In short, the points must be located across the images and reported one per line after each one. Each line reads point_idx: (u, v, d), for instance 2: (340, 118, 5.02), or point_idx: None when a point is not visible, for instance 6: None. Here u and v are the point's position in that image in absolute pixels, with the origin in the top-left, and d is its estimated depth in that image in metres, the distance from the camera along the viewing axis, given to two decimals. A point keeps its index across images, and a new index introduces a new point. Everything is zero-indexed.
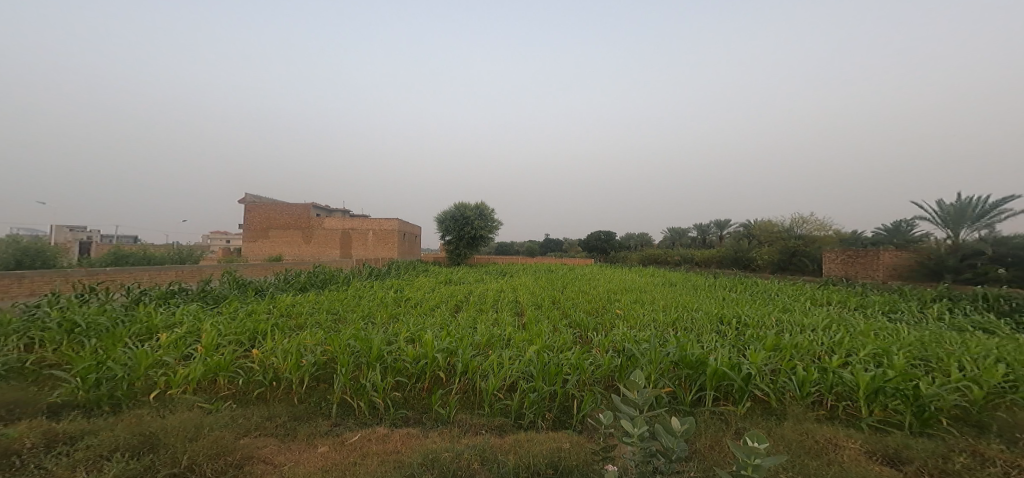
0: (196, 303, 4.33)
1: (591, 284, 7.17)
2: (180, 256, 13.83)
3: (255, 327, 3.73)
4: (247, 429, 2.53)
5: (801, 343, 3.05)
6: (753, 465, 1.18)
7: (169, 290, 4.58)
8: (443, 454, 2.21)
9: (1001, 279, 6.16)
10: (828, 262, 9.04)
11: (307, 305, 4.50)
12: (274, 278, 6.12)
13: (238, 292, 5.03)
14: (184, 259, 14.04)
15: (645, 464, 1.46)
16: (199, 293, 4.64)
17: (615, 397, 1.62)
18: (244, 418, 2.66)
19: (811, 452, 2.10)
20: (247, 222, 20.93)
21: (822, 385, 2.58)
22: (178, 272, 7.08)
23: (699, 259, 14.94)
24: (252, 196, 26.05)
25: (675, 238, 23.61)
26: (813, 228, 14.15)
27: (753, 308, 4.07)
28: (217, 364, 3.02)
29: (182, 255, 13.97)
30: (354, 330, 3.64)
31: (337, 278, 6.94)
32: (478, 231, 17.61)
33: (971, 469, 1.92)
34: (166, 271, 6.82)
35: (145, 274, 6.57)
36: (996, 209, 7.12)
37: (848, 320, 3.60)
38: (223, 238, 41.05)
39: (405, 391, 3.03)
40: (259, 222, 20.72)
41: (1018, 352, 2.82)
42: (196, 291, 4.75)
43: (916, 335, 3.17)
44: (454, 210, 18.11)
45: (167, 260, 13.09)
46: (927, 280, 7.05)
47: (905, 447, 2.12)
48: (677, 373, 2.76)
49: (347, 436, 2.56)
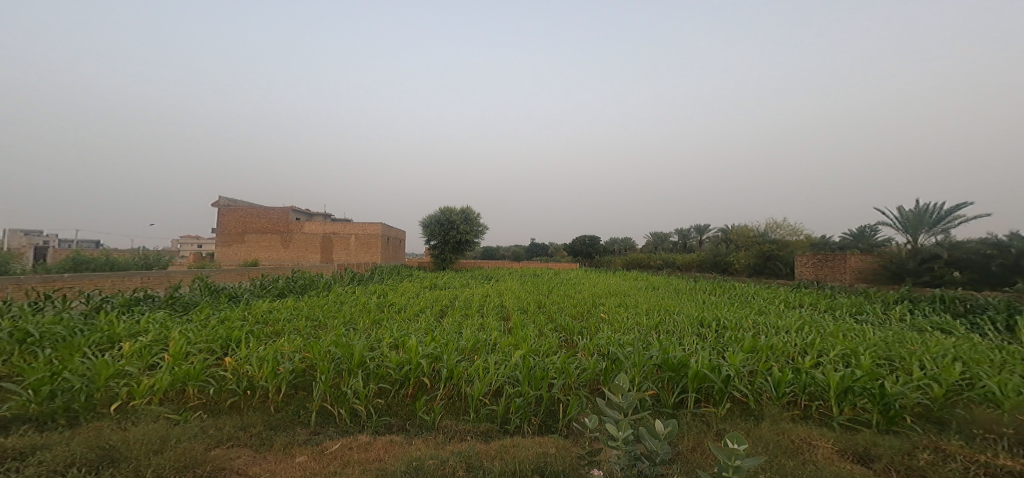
0: (164, 310, 4.08)
1: (576, 288, 7.24)
2: (146, 263, 13.08)
3: (228, 334, 3.55)
4: (219, 439, 2.45)
5: (777, 344, 3.16)
6: (733, 466, 1.28)
7: (133, 298, 4.29)
8: (427, 462, 2.21)
9: (957, 282, 6.56)
10: (799, 266, 9.44)
11: (284, 311, 4.31)
12: (249, 283, 5.85)
13: (210, 299, 4.77)
14: (151, 263, 13.28)
15: (630, 467, 1.57)
16: (166, 300, 4.39)
17: (601, 401, 1.75)
18: (215, 429, 2.57)
19: (787, 451, 2.22)
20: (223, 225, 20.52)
21: (796, 385, 2.69)
22: (144, 279, 6.67)
23: (679, 263, 15.27)
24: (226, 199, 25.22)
25: (658, 243, 24.10)
26: (787, 233, 14.75)
27: (732, 311, 4.19)
28: (186, 373, 2.90)
29: (148, 261, 13.16)
30: (335, 336, 3.52)
31: (316, 283, 6.73)
32: (465, 237, 17.43)
33: (934, 465, 2.06)
34: (130, 278, 6.41)
35: (106, 281, 6.15)
36: (951, 215, 7.58)
37: (818, 321, 3.76)
38: (193, 242, 38.86)
39: (389, 397, 2.99)
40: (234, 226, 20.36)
41: (972, 351, 3.02)
42: (164, 298, 4.48)
43: (881, 335, 3.35)
44: (440, 214, 17.90)
45: (131, 265, 12.38)
46: (890, 282, 7.45)
47: (872, 445, 2.27)
48: (659, 375, 2.82)
49: (327, 444, 2.51)
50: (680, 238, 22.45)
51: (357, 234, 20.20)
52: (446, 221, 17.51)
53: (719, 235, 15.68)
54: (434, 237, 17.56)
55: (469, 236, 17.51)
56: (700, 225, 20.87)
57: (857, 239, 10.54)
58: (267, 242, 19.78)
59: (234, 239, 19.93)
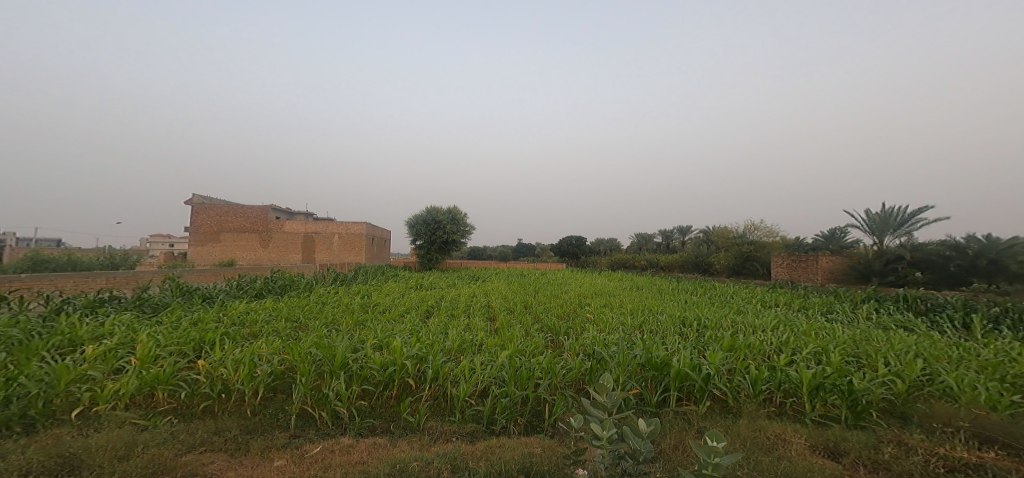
0: (131, 312, 3.85)
1: (562, 288, 7.29)
2: (111, 263, 12.35)
3: (201, 336, 3.40)
4: (191, 444, 2.36)
5: (754, 342, 3.27)
6: (712, 464, 1.34)
7: (98, 298, 4.05)
8: (411, 464, 2.19)
9: (918, 282, 6.87)
10: (774, 266, 9.79)
11: (262, 312, 4.15)
12: (225, 283, 5.61)
13: (183, 300, 4.55)
14: (117, 264, 12.54)
15: (614, 465, 1.62)
16: (134, 301, 4.15)
17: (586, 401, 1.80)
18: (187, 434, 2.47)
19: (763, 448, 2.31)
20: (195, 224, 19.40)
21: (772, 382, 2.80)
22: (110, 279, 6.32)
23: (662, 264, 15.56)
24: (201, 197, 24.29)
25: (642, 245, 24.50)
26: (764, 235, 15.22)
27: (712, 311, 4.31)
28: (155, 377, 2.77)
29: (113, 262, 12.41)
30: (316, 337, 3.42)
31: (297, 284, 6.53)
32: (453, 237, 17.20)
33: (898, 458, 2.20)
34: (95, 278, 6.06)
35: (68, 281, 5.79)
36: (913, 217, 8.01)
37: (792, 320, 3.92)
38: (163, 241, 36.96)
39: (372, 399, 2.93)
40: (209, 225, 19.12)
41: (931, 348, 3.22)
42: (132, 299, 4.25)
43: (849, 334, 3.52)
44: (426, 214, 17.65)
45: (94, 265, 11.64)
46: (857, 282, 7.79)
47: (842, 440, 2.39)
48: (643, 375, 2.88)
49: (307, 448, 2.45)
50: (663, 239, 22.85)
51: (340, 233, 19.79)
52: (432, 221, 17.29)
53: (701, 237, 16.09)
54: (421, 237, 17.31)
55: (457, 236, 17.31)
56: (682, 226, 21.34)
57: (828, 241, 11.02)
58: (244, 242, 19.21)
59: (209, 238, 19.09)
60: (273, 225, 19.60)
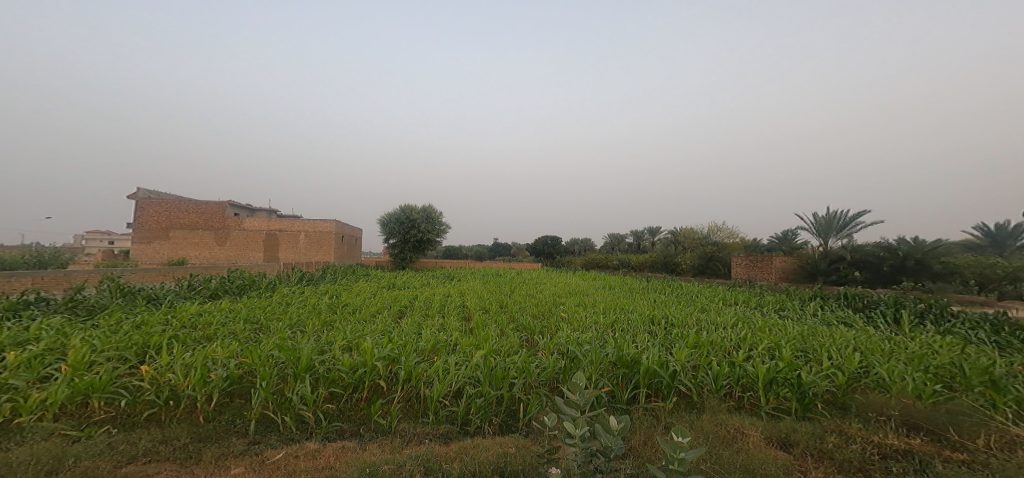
0: (62, 315, 3.45)
1: (537, 288, 7.35)
2: (40, 263, 11.01)
3: (145, 340, 3.11)
4: (133, 456, 2.17)
5: (716, 339, 3.46)
6: (678, 458, 1.40)
7: (21, 300, 3.60)
8: (382, 467, 2.14)
9: (857, 281, 7.55)
10: (734, 266, 10.37)
11: (218, 314, 3.86)
12: (174, 283, 5.16)
13: (125, 302, 4.14)
14: (46, 264, 11.16)
15: (586, 464, 1.65)
16: (66, 303, 3.71)
17: (559, 400, 1.81)
18: (128, 444, 2.27)
19: (724, 441, 2.46)
20: (140, 222, 18.15)
21: (731, 378, 2.97)
22: (39, 280, 5.66)
23: (632, 264, 16.06)
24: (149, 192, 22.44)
25: (615, 245, 25.14)
26: (725, 236, 16.14)
27: (678, 309, 4.51)
28: (91, 384, 2.50)
29: (42, 262, 11.08)
30: (279, 339, 3.23)
31: (257, 283, 6.14)
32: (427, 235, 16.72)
33: (839, 446, 2.42)
34: (20, 279, 5.40)
35: None
36: (853, 221, 8.73)
37: (750, 318, 4.18)
38: (100, 238, 33.43)
39: (341, 402, 2.82)
40: (156, 222, 18.06)
41: (867, 342, 3.55)
42: (64, 300, 3.81)
43: (799, 330, 3.81)
44: (400, 212, 17.15)
45: (18, 265, 10.32)
46: (805, 281, 8.46)
47: (792, 431, 2.60)
48: (615, 372, 2.97)
49: (268, 454, 2.32)
50: (634, 240, 23.51)
51: (307, 231, 18.78)
52: (406, 220, 16.86)
53: (669, 238, 16.75)
54: (394, 236, 16.82)
55: (432, 235, 16.85)
56: (652, 227, 22.13)
57: (781, 242, 11.83)
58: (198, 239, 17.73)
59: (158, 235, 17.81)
60: (230, 223, 18.77)
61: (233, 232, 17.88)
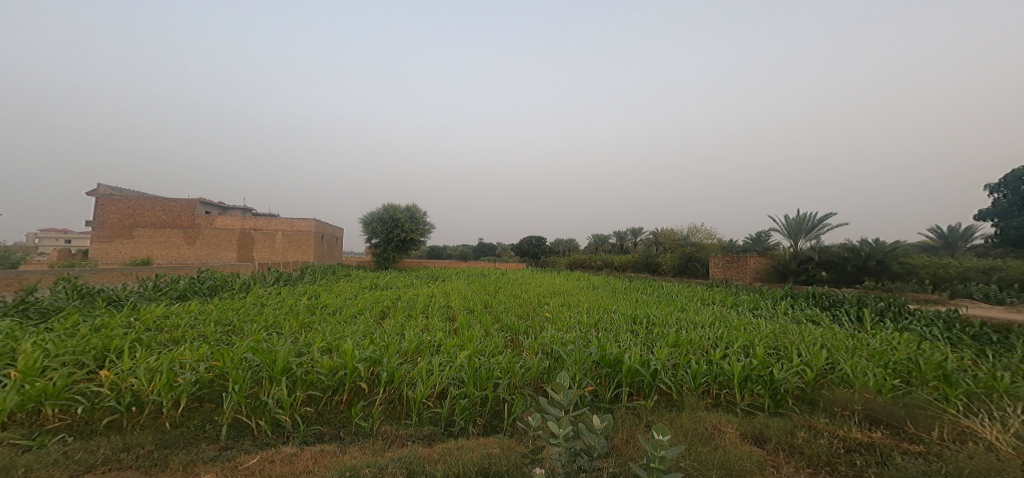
0: (11, 318, 3.20)
1: (522, 288, 7.37)
2: None
3: (105, 343, 2.92)
4: (92, 465, 2.04)
5: (694, 338, 3.56)
6: (659, 456, 1.42)
7: None
8: (363, 471, 2.09)
9: (823, 280, 7.94)
10: (711, 266, 10.69)
11: (187, 316, 3.67)
12: (137, 283, 4.87)
13: (82, 304, 3.87)
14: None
15: (569, 463, 1.65)
16: (16, 305, 3.44)
17: (543, 401, 1.81)
18: (85, 453, 2.12)
19: (702, 438, 2.54)
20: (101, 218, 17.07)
21: (709, 376, 3.07)
22: None
23: (615, 264, 16.32)
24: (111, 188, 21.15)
25: (598, 245, 25.45)
26: (704, 236, 16.61)
27: (658, 309, 4.61)
28: (44, 391, 2.33)
29: None
30: (253, 342, 3.10)
31: (230, 284, 5.88)
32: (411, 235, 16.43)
33: (809, 440, 2.54)
34: None
35: None
36: (820, 223, 9.13)
37: (725, 316, 4.32)
38: (56, 236, 31.28)
39: (319, 405, 2.73)
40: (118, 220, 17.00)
41: (833, 339, 3.73)
42: (12, 302, 3.53)
43: (771, 328, 3.96)
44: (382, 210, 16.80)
45: None
46: (777, 281, 8.82)
47: (765, 427, 2.70)
48: (598, 372, 3.01)
49: (242, 459, 2.23)
50: (617, 241, 23.86)
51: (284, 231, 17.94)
52: (388, 218, 16.53)
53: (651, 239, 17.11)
54: (375, 235, 16.45)
55: (416, 235, 16.57)
56: (634, 228, 22.53)
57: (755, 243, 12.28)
58: (167, 238, 16.94)
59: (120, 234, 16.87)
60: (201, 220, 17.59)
61: (204, 230, 17.17)
